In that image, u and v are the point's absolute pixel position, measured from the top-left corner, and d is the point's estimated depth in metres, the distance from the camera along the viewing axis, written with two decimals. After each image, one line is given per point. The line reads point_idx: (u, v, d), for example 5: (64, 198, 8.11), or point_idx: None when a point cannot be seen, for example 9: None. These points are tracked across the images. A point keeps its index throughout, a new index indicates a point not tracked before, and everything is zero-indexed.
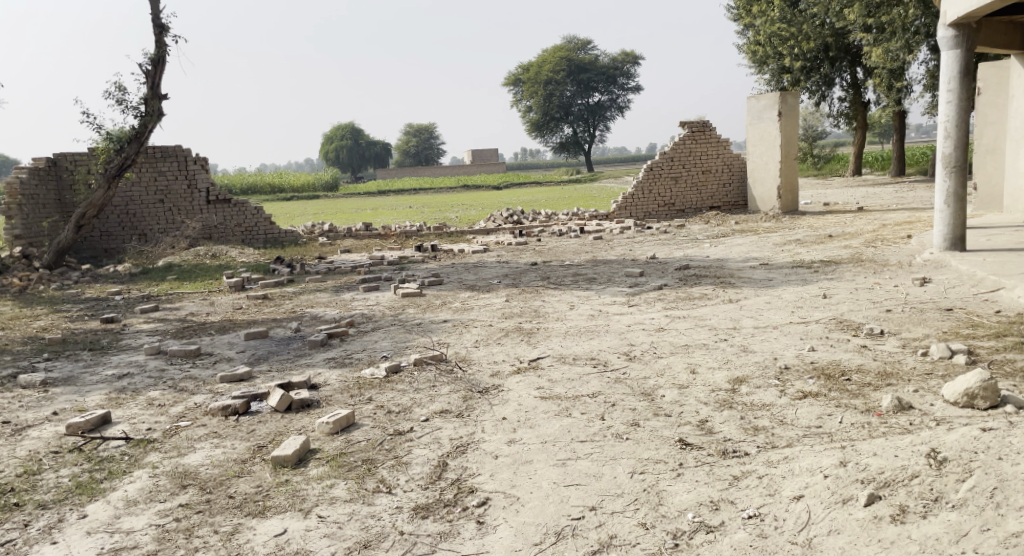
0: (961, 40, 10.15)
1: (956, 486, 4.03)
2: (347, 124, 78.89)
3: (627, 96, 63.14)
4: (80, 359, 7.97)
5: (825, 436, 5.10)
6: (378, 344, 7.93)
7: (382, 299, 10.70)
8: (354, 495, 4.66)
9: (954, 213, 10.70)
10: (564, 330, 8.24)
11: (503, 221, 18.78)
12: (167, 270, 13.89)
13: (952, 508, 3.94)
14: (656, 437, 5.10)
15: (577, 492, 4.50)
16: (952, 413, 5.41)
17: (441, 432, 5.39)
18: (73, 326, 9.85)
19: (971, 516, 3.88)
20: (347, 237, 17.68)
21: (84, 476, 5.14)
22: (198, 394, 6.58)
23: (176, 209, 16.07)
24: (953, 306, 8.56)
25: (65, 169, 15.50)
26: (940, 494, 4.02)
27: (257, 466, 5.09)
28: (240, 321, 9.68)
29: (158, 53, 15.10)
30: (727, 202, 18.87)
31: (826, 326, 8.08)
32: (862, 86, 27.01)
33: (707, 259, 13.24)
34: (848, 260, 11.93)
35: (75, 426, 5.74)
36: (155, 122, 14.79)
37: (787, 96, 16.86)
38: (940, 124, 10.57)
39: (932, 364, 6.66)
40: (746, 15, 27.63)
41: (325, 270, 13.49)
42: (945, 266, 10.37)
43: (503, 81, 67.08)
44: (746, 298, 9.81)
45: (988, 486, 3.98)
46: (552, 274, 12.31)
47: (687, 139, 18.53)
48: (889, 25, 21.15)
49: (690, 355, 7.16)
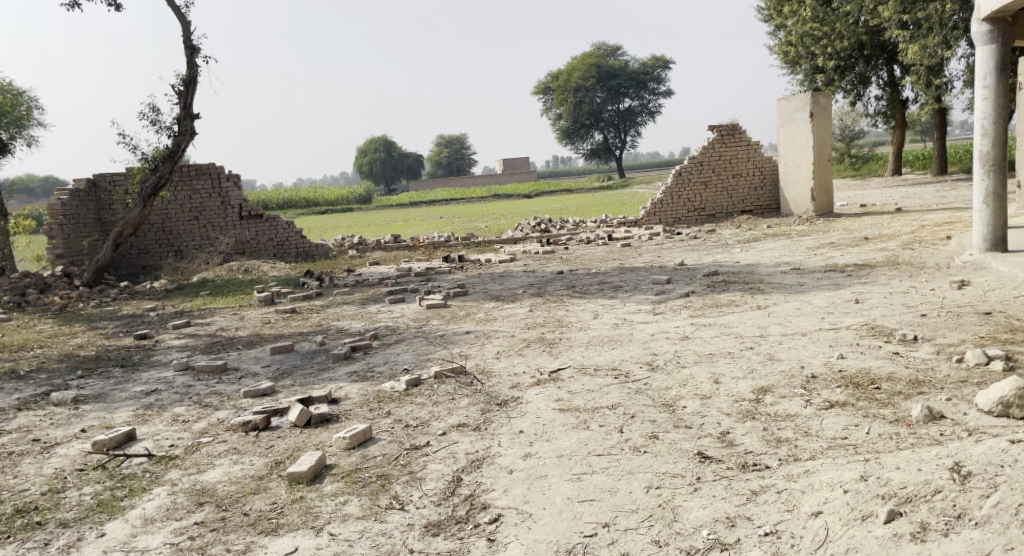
0: (997, 34, 9.90)
1: (980, 502, 3.88)
2: (380, 137, 79.47)
3: (658, 101, 62.85)
4: (112, 376, 8.04)
5: (850, 448, 4.96)
6: (400, 357, 7.90)
7: (408, 310, 10.70)
8: (367, 512, 4.61)
9: (994, 213, 10.41)
10: (588, 340, 8.16)
11: (531, 230, 18.72)
12: (200, 286, 14.03)
13: (975, 526, 3.80)
14: (675, 450, 4.99)
15: (590, 509, 4.41)
16: (985, 423, 5.22)
17: (457, 447, 5.33)
18: (107, 343, 9.96)
19: (995, 534, 3.74)
20: (376, 248, 17.73)
21: (106, 493, 5.16)
22: (221, 410, 6.59)
23: (210, 225, 16.27)
24: (992, 310, 8.32)
25: (103, 190, 15.76)
26: (963, 511, 3.87)
27: (273, 482, 5.07)
28: (267, 336, 9.72)
29: (190, 73, 15.30)
30: (760, 205, 18.60)
31: (856, 332, 7.90)
32: (899, 84, 26.54)
33: (737, 264, 13.05)
34: (883, 263, 11.68)
35: (100, 444, 5.77)
36: (187, 141, 14.97)
37: (819, 96, 16.59)
38: (977, 121, 10.32)
39: (967, 371, 6.46)
40: (776, 16, 27.34)
41: (353, 282, 13.55)
42: (985, 267, 10.09)
43: (533, 90, 67.17)
44: (775, 304, 9.65)
45: (1013, 503, 3.82)
46: (578, 282, 12.25)
47: (716, 142, 18.32)
48: (926, 21, 20.76)
49: (714, 363, 7.03)
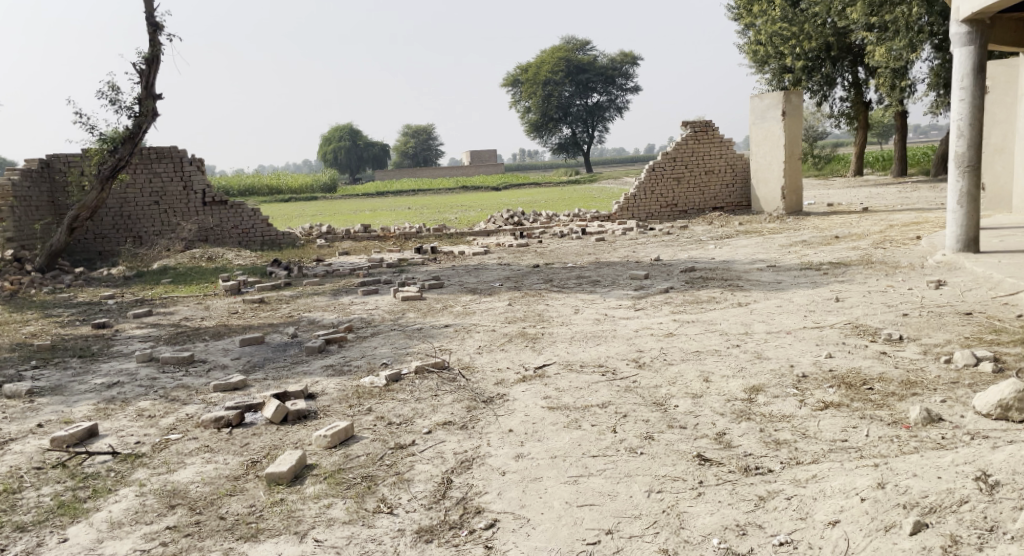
0: (975, 36, 9.83)
1: (1013, 515, 3.75)
2: (345, 126, 78.66)
3: (625, 97, 62.97)
4: (69, 367, 7.66)
5: (852, 451, 4.82)
6: (377, 351, 7.63)
7: (382, 302, 10.42)
8: (353, 516, 4.36)
9: (967, 214, 10.36)
10: (570, 335, 7.96)
11: (503, 222, 18.48)
12: (161, 273, 13.57)
13: (1011, 540, 3.66)
14: (673, 452, 4.80)
15: (591, 514, 4.21)
16: (986, 426, 5.10)
17: (444, 446, 5.09)
18: (63, 331, 9.54)
19: None
20: (345, 238, 17.39)
21: (67, 495, 4.84)
22: (190, 405, 6.28)
23: (171, 211, 15.78)
24: (972, 310, 8.26)
25: (58, 171, 15.18)
26: (995, 524, 3.74)
27: (250, 483, 4.80)
28: (235, 326, 9.37)
29: (152, 52, 14.80)
30: (731, 203, 18.58)
31: (841, 331, 7.80)
32: (864, 85, 26.72)
33: (713, 261, 12.94)
34: (858, 261, 11.65)
35: (60, 440, 5.43)
36: (149, 122, 14.48)
37: (791, 95, 16.56)
38: (952, 122, 10.23)
39: (957, 372, 6.36)
40: (745, 15, 27.38)
41: (322, 272, 13.21)
42: (959, 268, 10.05)
43: (502, 83, 66.86)
44: (756, 301, 9.54)
45: None
46: (555, 276, 12.05)
47: (689, 139, 18.24)
48: (893, 24, 20.78)
49: (702, 361, 6.87)
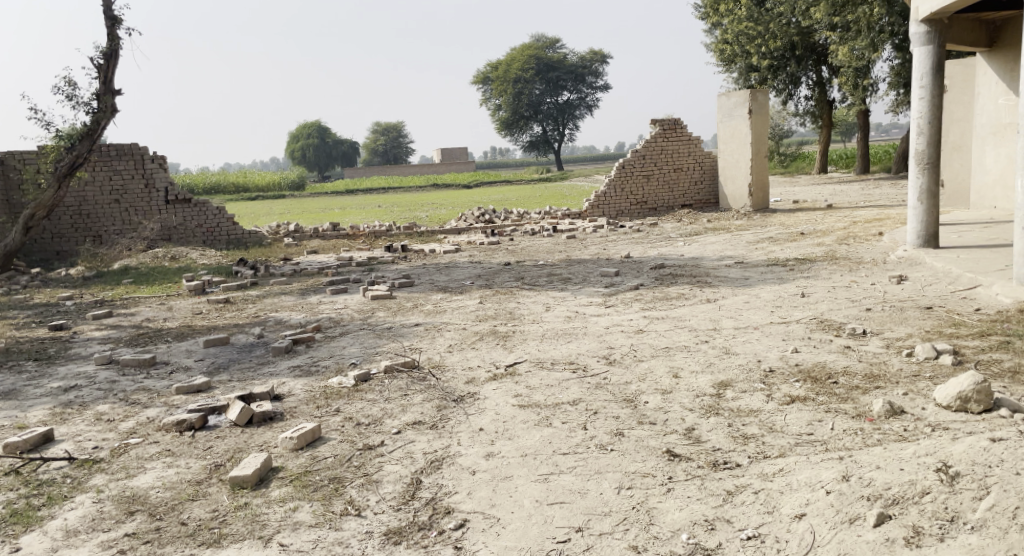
0: (934, 36, 10.00)
1: (973, 505, 3.84)
2: (313, 124, 78.10)
3: (595, 95, 63.18)
4: (24, 371, 7.53)
5: (818, 445, 4.88)
6: (346, 350, 7.60)
7: (351, 302, 10.36)
8: (320, 519, 4.35)
9: (927, 209, 10.52)
10: (541, 333, 7.98)
11: (474, 220, 18.46)
12: (124, 274, 13.39)
13: (971, 531, 3.75)
14: (642, 448, 4.84)
15: (561, 512, 4.23)
16: (946, 418, 5.20)
17: (413, 446, 5.09)
18: (19, 334, 9.38)
19: (993, 540, 3.69)
20: (313, 237, 17.27)
21: (20, 502, 4.77)
22: (150, 408, 6.21)
23: (133, 209, 15.58)
24: (933, 304, 8.41)
25: (12, 169, 14.90)
26: (956, 514, 3.82)
27: (213, 487, 4.76)
28: (199, 327, 9.27)
29: (110, 46, 14.60)
30: (699, 200, 18.73)
31: (807, 326, 7.90)
32: (828, 83, 27.04)
33: (682, 257, 13.05)
34: (823, 257, 11.78)
35: (13, 446, 5.35)
36: (108, 118, 14.29)
37: (757, 93, 16.69)
38: (912, 120, 10.39)
39: (918, 365, 6.47)
40: (712, 14, 27.58)
41: (291, 271, 13.11)
42: (920, 263, 10.21)
43: (471, 81, 66.78)
44: (723, 297, 9.63)
45: (1008, 506, 3.79)
46: (526, 274, 12.06)
47: (658, 136, 18.36)
48: (855, 24, 21.05)
49: (671, 357, 6.93)
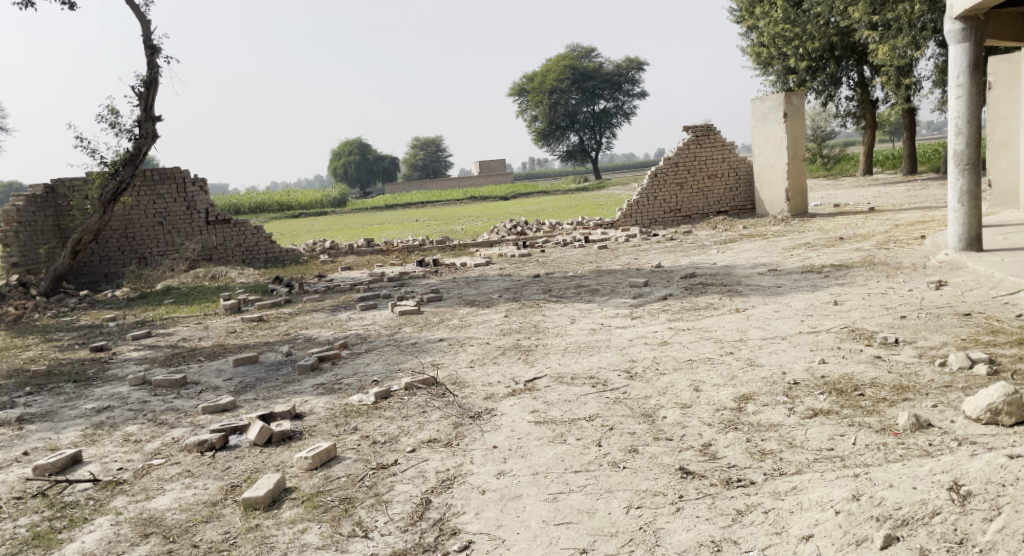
0: (970, 33, 9.73)
1: (984, 527, 3.74)
2: (355, 140, 79.06)
3: (632, 103, 62.91)
4: (62, 392, 7.67)
5: (837, 461, 4.76)
6: (370, 367, 7.61)
7: (380, 317, 10.40)
8: (327, 541, 4.35)
9: (968, 211, 10.22)
10: (565, 346, 7.92)
11: (507, 232, 18.46)
12: (165, 294, 13.62)
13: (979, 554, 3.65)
14: (656, 465, 4.76)
15: (567, 533, 4.20)
16: (975, 431, 5.02)
17: (426, 465, 5.07)
18: (61, 355, 9.58)
19: None
20: (348, 253, 17.42)
21: (43, 525, 4.84)
22: (177, 428, 6.28)
23: (175, 231, 15.84)
24: (971, 311, 8.17)
25: (62, 196, 15.30)
26: (965, 537, 3.73)
27: (227, 509, 4.79)
28: (231, 346, 9.37)
29: (150, 74, 14.91)
30: (735, 206, 18.45)
31: (837, 335, 7.73)
32: (870, 84, 26.58)
33: (714, 266, 12.86)
34: (860, 263, 11.55)
35: (41, 468, 5.44)
36: (149, 143, 14.56)
37: (792, 96, 16.44)
38: (951, 120, 10.13)
39: (951, 375, 6.27)
40: (747, 17, 27.26)
41: (324, 288, 13.23)
42: (961, 267, 9.92)
43: (508, 92, 67.04)
44: (753, 306, 9.47)
45: (1020, 528, 3.69)
46: (554, 286, 12.00)
47: (691, 143, 18.16)
48: (895, 22, 20.67)
49: (694, 370, 6.82)
